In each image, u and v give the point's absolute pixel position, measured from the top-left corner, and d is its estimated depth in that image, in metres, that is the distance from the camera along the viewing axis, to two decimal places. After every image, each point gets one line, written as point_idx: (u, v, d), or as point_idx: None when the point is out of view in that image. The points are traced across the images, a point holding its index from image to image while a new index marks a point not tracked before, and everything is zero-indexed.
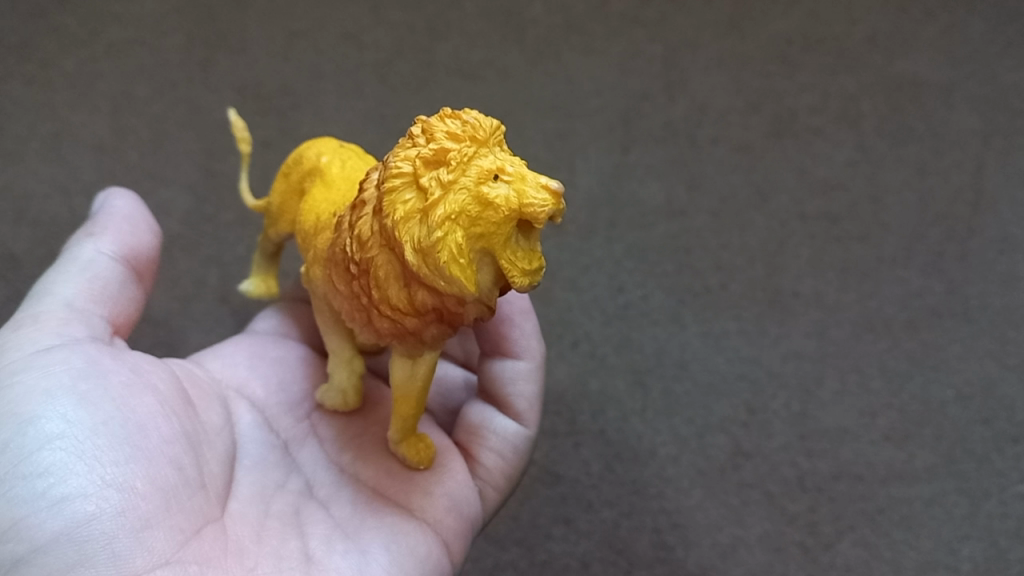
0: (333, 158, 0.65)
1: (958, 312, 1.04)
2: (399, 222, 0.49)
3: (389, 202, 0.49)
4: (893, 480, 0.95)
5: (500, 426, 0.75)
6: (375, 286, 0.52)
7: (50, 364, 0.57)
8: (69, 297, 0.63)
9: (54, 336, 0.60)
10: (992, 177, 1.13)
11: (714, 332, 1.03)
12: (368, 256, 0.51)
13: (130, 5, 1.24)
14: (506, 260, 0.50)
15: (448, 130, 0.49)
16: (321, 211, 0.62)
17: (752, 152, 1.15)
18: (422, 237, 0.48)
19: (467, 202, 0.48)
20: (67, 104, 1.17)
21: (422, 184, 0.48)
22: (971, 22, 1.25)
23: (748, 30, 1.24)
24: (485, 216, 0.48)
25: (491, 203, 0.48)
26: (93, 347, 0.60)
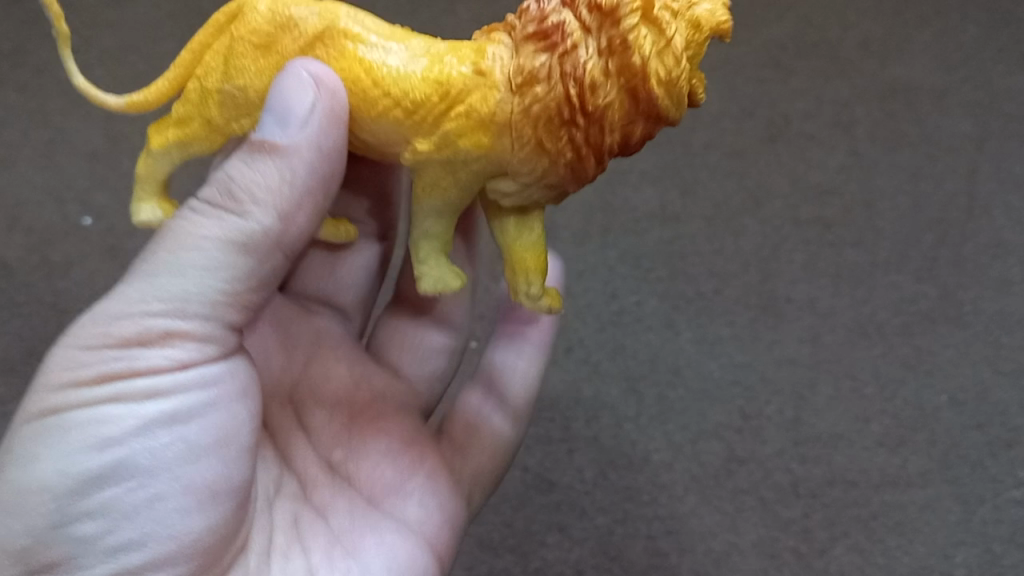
0: (334, 8, 0.49)
1: (953, 317, 1.03)
2: (650, 55, 0.44)
3: (631, 38, 0.44)
4: (887, 486, 0.95)
5: (495, 424, 0.75)
6: (603, 130, 0.45)
7: (118, 372, 0.49)
8: (176, 288, 0.49)
9: (138, 328, 0.49)
10: (985, 183, 1.13)
11: (707, 337, 1.03)
12: (602, 102, 0.44)
13: (125, 13, 1.25)
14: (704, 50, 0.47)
15: None
16: (367, 88, 0.47)
17: (745, 159, 1.15)
18: (671, 66, 0.45)
19: (689, 31, 0.46)
20: (61, 111, 1.17)
21: (659, 16, 0.44)
22: (964, 28, 1.25)
23: (741, 36, 1.24)
24: (697, 39, 0.46)
25: (700, 25, 0.46)
26: (174, 351, 0.50)
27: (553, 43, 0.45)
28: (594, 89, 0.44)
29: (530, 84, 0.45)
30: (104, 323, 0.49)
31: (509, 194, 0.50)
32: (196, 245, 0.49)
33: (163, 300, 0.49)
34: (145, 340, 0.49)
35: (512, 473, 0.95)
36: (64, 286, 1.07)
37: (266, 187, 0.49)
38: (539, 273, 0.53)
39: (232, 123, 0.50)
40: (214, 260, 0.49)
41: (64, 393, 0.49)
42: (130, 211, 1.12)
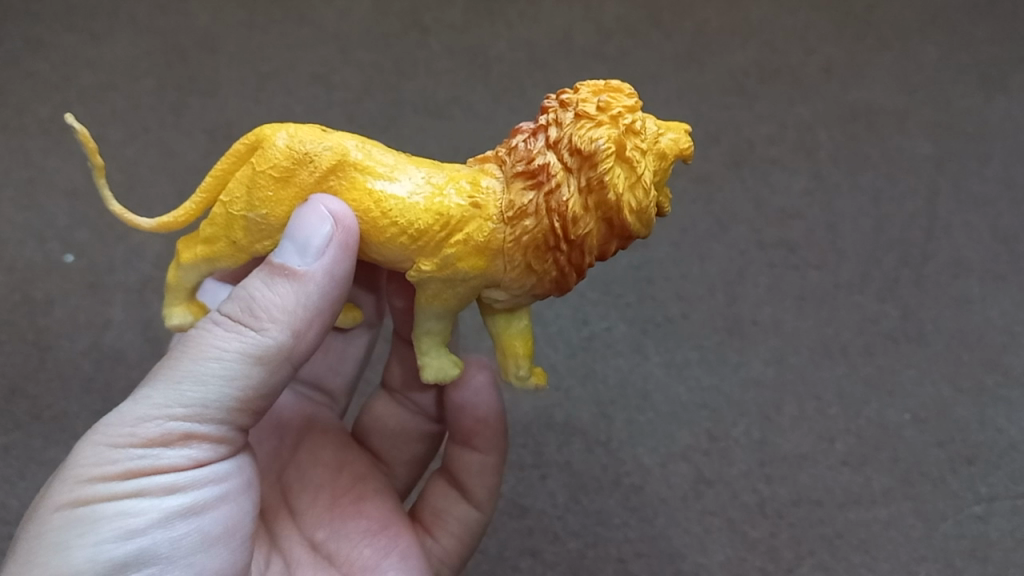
0: (344, 144, 0.54)
1: (914, 336, 1.06)
2: (621, 194, 0.51)
3: (608, 179, 0.50)
4: (851, 504, 0.97)
5: (460, 511, 0.80)
6: (582, 255, 0.52)
7: (147, 470, 0.53)
8: (197, 394, 0.53)
9: (168, 430, 0.53)
10: (945, 203, 1.16)
11: (675, 361, 1.05)
12: (582, 233, 0.51)
13: (103, 50, 1.27)
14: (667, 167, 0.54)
15: (624, 106, 0.52)
16: (371, 212, 0.53)
17: (711, 184, 1.16)
18: (640, 199, 0.51)
19: (658, 163, 0.52)
20: (41, 150, 1.19)
21: (630, 156, 0.51)
22: (924, 49, 1.27)
23: (707, 63, 1.26)
24: (666, 165, 0.53)
25: (666, 152, 0.53)
26: (195, 453, 0.54)
27: (540, 182, 0.51)
28: (575, 222, 0.51)
29: (521, 218, 0.52)
30: (127, 421, 0.53)
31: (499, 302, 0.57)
32: (214, 356, 0.53)
33: (186, 405, 0.53)
34: (168, 442, 0.53)
35: None
36: (46, 323, 1.09)
37: (281, 309, 0.54)
38: (527, 357, 0.59)
39: (254, 245, 0.55)
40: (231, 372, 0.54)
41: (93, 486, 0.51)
42: (109, 249, 1.14)
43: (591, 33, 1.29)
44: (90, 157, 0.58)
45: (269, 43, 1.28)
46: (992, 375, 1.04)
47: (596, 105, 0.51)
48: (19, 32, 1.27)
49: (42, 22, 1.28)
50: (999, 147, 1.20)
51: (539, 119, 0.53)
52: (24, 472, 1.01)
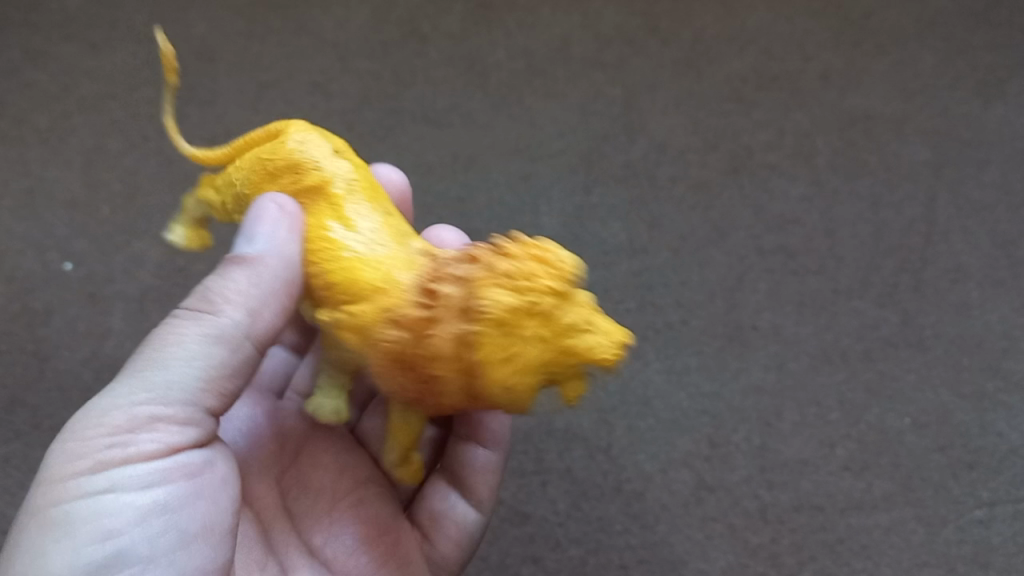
0: (334, 170, 0.57)
1: (913, 342, 1.07)
2: (491, 314, 0.48)
3: (481, 299, 0.49)
4: (852, 509, 0.97)
5: (460, 513, 0.78)
6: (430, 362, 0.50)
7: (119, 464, 0.52)
8: (162, 377, 0.54)
9: (137, 418, 0.53)
10: (944, 209, 1.16)
11: (676, 368, 1.05)
12: (432, 337, 0.50)
13: (102, 61, 1.27)
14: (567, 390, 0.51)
15: (549, 276, 0.49)
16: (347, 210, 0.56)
17: (710, 191, 1.17)
18: (525, 337, 0.49)
19: (576, 319, 0.49)
20: (41, 160, 1.20)
21: (527, 294, 0.49)
22: (921, 56, 1.28)
23: (704, 70, 1.27)
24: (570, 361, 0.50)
25: (582, 350, 0.49)
26: (170, 439, 0.54)
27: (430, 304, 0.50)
28: (432, 324, 0.50)
29: (394, 311, 0.51)
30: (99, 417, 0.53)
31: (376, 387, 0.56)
32: (174, 343, 0.54)
33: (150, 390, 0.53)
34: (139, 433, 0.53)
35: None
36: (46, 333, 1.09)
37: (237, 292, 0.56)
38: (402, 448, 0.58)
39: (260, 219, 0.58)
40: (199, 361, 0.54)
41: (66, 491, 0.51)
42: (109, 258, 1.14)
43: (589, 41, 1.29)
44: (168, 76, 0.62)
45: (268, 53, 1.28)
46: (991, 381, 1.04)
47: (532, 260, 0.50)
48: (19, 43, 1.28)
49: (41, 33, 1.28)
50: (996, 153, 1.20)
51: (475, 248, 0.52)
52: (24, 482, 1.01)
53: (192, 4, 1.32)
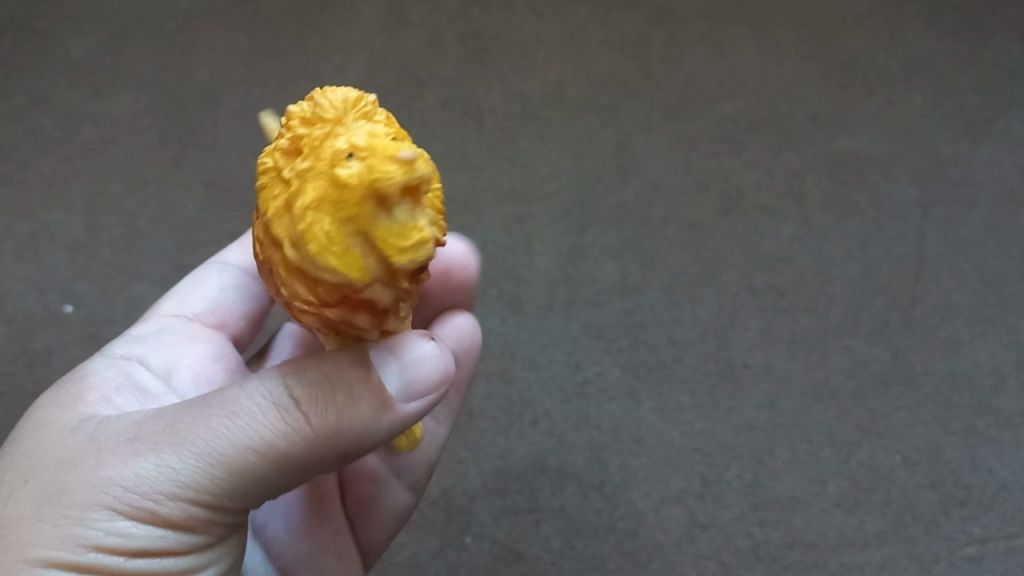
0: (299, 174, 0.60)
1: (904, 379, 1.08)
2: (273, 217, 0.43)
3: (262, 199, 0.45)
4: (844, 547, 0.99)
5: None
6: (279, 287, 0.45)
7: (132, 471, 0.48)
8: (190, 436, 0.48)
9: (160, 445, 0.48)
10: (933, 246, 1.18)
11: (668, 406, 1.06)
12: (263, 256, 0.45)
13: (105, 105, 1.29)
14: (382, 234, 0.41)
15: (300, 119, 0.46)
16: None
17: (702, 231, 1.18)
18: (291, 227, 0.42)
19: (326, 184, 0.41)
20: (44, 204, 1.22)
21: (284, 177, 0.43)
22: (907, 97, 1.30)
23: (696, 111, 1.27)
24: (344, 196, 0.41)
25: (344, 180, 0.40)
26: (175, 477, 0.48)
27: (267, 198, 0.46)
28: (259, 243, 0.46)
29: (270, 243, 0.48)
30: (56, 473, 0.49)
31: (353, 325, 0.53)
32: (231, 424, 0.48)
33: (175, 446, 0.48)
34: (170, 495, 0.48)
35: (480, 545, 0.98)
36: (45, 374, 1.11)
37: (326, 401, 0.49)
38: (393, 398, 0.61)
39: None
40: (200, 423, 0.48)
41: (95, 472, 0.48)
42: (109, 299, 1.15)
43: (582, 83, 1.30)
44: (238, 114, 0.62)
45: (268, 96, 1.29)
46: (981, 418, 1.06)
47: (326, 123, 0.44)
48: (23, 89, 1.30)
49: (46, 79, 1.30)
50: (984, 192, 1.22)
51: None
52: None
53: (193, 50, 1.33)
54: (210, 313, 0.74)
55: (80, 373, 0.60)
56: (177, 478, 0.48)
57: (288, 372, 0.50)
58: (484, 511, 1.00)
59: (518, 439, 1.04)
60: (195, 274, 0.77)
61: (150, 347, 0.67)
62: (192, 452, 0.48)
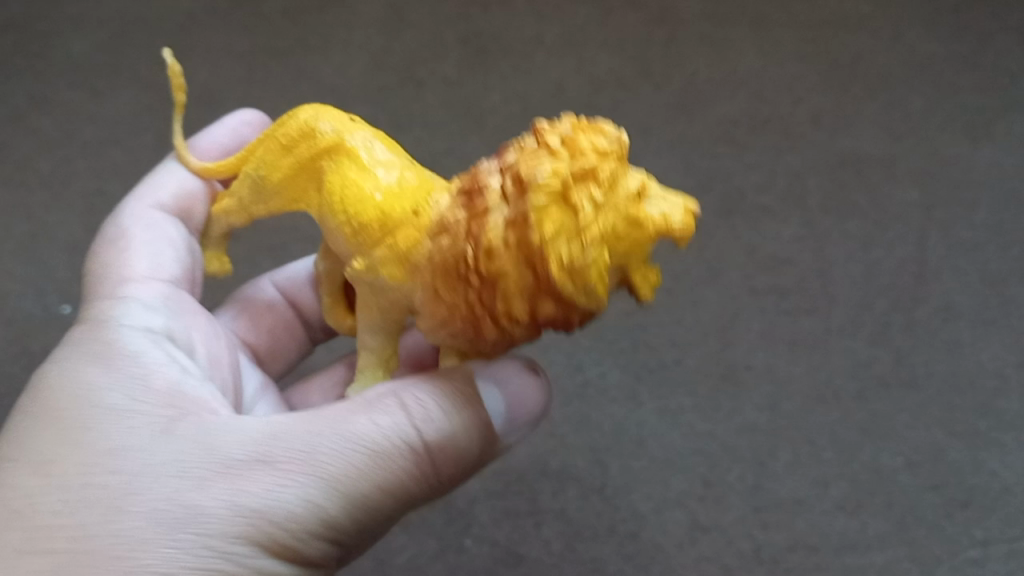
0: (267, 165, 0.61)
1: (906, 381, 1.08)
2: (549, 238, 0.44)
3: (534, 218, 0.45)
4: (846, 549, 0.98)
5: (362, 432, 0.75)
6: (500, 299, 0.47)
7: (260, 498, 0.51)
8: (319, 464, 0.52)
9: (292, 475, 0.52)
10: (935, 247, 1.17)
11: (670, 408, 1.05)
12: (497, 270, 0.46)
13: (104, 105, 1.28)
14: (637, 280, 0.49)
15: (591, 146, 0.46)
16: (335, 202, 0.54)
17: (703, 232, 1.17)
18: (573, 255, 0.45)
19: (617, 223, 0.46)
20: (42, 205, 1.22)
21: (573, 202, 0.44)
22: (909, 98, 1.29)
23: (696, 112, 1.27)
24: (631, 234, 0.47)
25: (640, 221, 0.46)
26: (304, 505, 0.52)
27: (474, 201, 0.47)
28: (489, 255, 0.46)
29: (441, 236, 0.49)
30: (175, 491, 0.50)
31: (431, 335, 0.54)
32: (361, 457, 0.53)
33: (309, 474, 0.52)
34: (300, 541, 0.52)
35: (480, 548, 0.98)
36: None
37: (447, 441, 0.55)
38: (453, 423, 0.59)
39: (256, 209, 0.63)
40: (330, 455, 0.52)
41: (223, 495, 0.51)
42: None
43: (583, 84, 1.29)
44: (176, 95, 0.68)
45: (268, 96, 1.28)
46: (984, 420, 1.05)
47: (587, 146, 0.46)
48: (22, 89, 1.29)
49: (45, 79, 1.30)
50: (986, 193, 1.22)
51: (502, 158, 0.48)
52: None
53: (192, 50, 1.32)
54: (184, 277, 0.69)
55: (113, 341, 0.58)
56: (306, 506, 0.52)
57: (415, 413, 0.54)
58: (485, 513, 0.99)
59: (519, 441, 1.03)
60: (123, 218, 0.70)
61: (163, 314, 0.64)
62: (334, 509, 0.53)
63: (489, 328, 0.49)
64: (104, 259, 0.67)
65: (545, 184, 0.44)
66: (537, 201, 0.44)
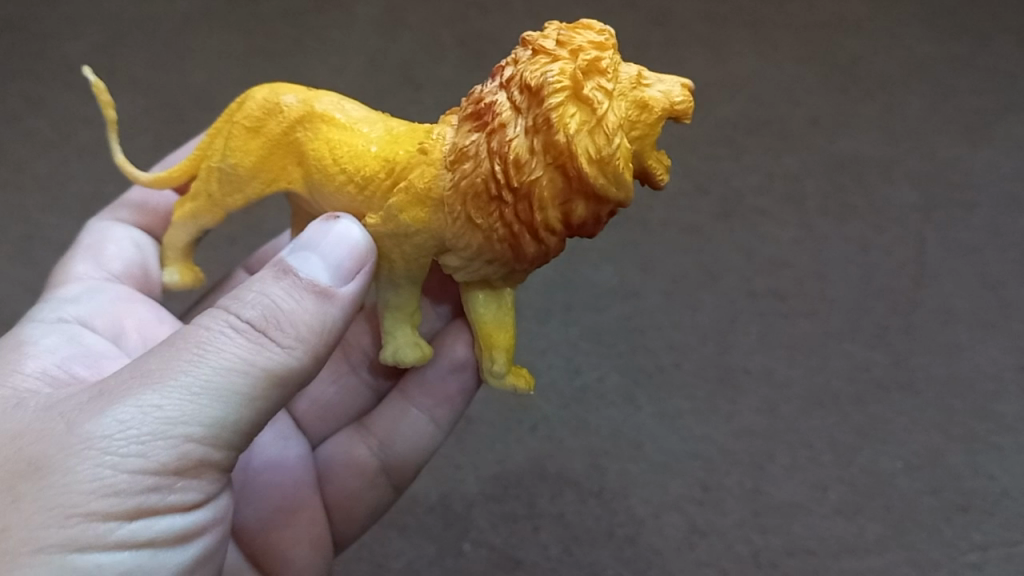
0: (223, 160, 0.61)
1: (905, 385, 1.08)
2: (575, 135, 0.51)
3: (557, 116, 0.51)
4: (845, 553, 0.98)
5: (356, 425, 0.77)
6: (536, 207, 0.52)
7: (107, 414, 0.48)
8: (157, 370, 0.50)
9: (133, 380, 0.50)
10: (933, 250, 1.17)
11: (668, 412, 1.05)
12: (529, 179, 0.52)
13: (101, 108, 1.28)
14: (652, 162, 0.57)
15: (589, 41, 0.53)
16: (330, 168, 0.58)
17: (702, 234, 1.17)
18: (600, 145, 0.52)
19: (627, 108, 0.53)
20: (39, 208, 1.21)
21: (590, 96, 0.51)
22: (907, 100, 1.29)
23: (695, 115, 1.27)
24: (641, 117, 0.54)
25: (646, 104, 0.54)
26: (147, 400, 0.49)
27: (486, 122, 0.53)
28: (520, 166, 0.51)
29: (462, 162, 0.54)
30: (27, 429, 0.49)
31: (456, 272, 0.59)
32: (205, 349, 0.50)
33: (144, 383, 0.49)
34: (166, 478, 0.49)
35: (478, 552, 0.97)
36: None
37: (305, 325, 0.53)
38: (505, 351, 0.63)
39: (227, 197, 0.62)
40: (168, 361, 0.50)
41: (72, 423, 0.48)
42: None
43: None
44: (104, 110, 0.67)
45: None
46: (982, 423, 1.05)
47: (586, 45, 0.53)
48: (19, 91, 1.29)
49: (42, 81, 1.29)
50: (984, 196, 1.22)
51: (504, 73, 0.54)
52: None
53: (190, 53, 1.32)
54: (127, 274, 0.75)
55: (21, 337, 0.63)
56: (150, 411, 0.48)
57: (244, 304, 0.52)
58: (483, 517, 0.99)
59: (517, 444, 1.03)
60: (86, 237, 0.78)
61: (91, 307, 0.69)
62: (195, 433, 0.50)
63: (528, 241, 0.54)
64: (60, 269, 0.75)
65: (557, 85, 0.51)
66: (554, 103, 0.51)
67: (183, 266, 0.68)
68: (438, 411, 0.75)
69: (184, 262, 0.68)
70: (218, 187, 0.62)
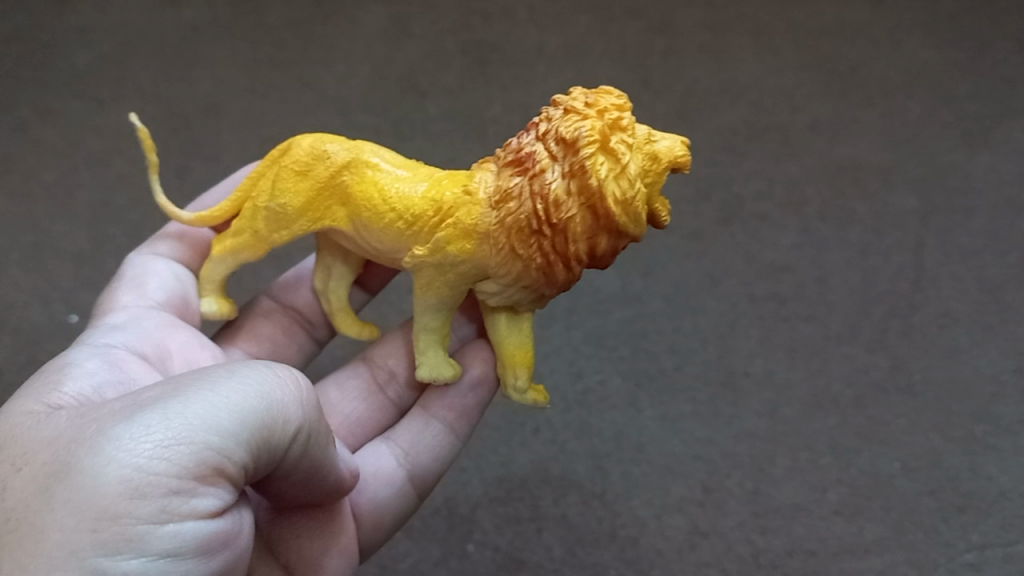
0: (270, 202, 0.65)
1: (904, 388, 1.09)
2: (606, 180, 0.56)
3: (591, 164, 0.56)
4: (844, 554, 0.99)
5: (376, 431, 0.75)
6: (570, 242, 0.57)
7: (137, 420, 0.49)
8: (188, 389, 0.52)
9: (166, 395, 0.51)
10: (932, 255, 1.18)
11: (670, 415, 1.06)
12: (566, 217, 0.56)
13: (110, 117, 1.30)
14: (658, 207, 0.62)
15: (613, 103, 0.58)
16: (381, 208, 0.62)
17: (702, 239, 1.18)
18: (625, 189, 0.57)
19: (644, 160, 0.59)
20: (49, 215, 1.23)
21: (616, 148, 0.56)
22: (906, 106, 1.31)
23: (696, 121, 1.28)
24: (655, 167, 0.59)
25: (658, 156, 0.59)
26: (175, 408, 0.50)
27: (526, 167, 0.58)
28: (558, 206, 0.56)
29: (505, 202, 0.58)
30: (64, 440, 0.51)
31: (491, 303, 0.63)
32: (236, 379, 0.53)
33: (176, 396, 0.51)
34: (192, 483, 0.48)
35: (483, 553, 0.99)
36: None
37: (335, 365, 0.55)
38: (526, 369, 0.66)
39: (272, 234, 0.66)
40: (201, 384, 0.52)
41: (105, 428, 0.50)
42: None
43: None
44: (147, 155, 0.72)
45: (272, 107, 1.30)
46: (981, 425, 1.06)
47: (611, 106, 0.58)
48: (29, 101, 1.31)
49: (52, 91, 1.31)
50: (983, 200, 1.23)
51: (539, 126, 0.59)
52: None
53: (197, 61, 1.34)
54: (170, 303, 0.74)
55: (64, 361, 0.62)
56: (177, 417, 0.49)
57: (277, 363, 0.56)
58: (487, 518, 1.01)
59: (521, 448, 1.05)
60: (131, 264, 0.77)
61: (133, 333, 0.68)
62: (216, 439, 0.49)
63: (562, 272, 0.59)
64: (105, 299, 0.74)
65: (590, 137, 0.56)
66: (588, 152, 0.56)
67: (219, 298, 0.71)
68: (459, 423, 0.75)
69: (218, 293, 0.72)
70: (264, 228, 0.66)
